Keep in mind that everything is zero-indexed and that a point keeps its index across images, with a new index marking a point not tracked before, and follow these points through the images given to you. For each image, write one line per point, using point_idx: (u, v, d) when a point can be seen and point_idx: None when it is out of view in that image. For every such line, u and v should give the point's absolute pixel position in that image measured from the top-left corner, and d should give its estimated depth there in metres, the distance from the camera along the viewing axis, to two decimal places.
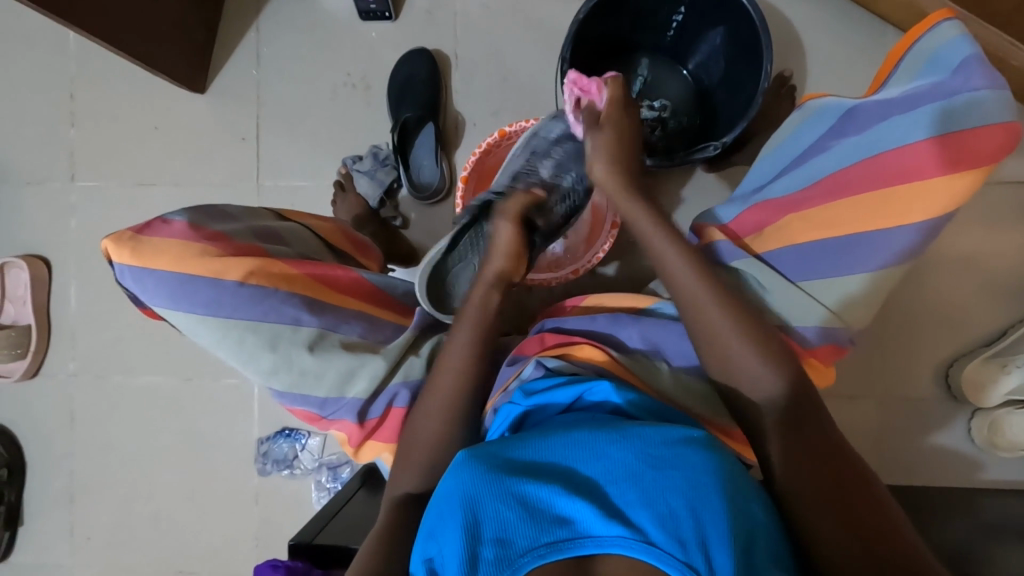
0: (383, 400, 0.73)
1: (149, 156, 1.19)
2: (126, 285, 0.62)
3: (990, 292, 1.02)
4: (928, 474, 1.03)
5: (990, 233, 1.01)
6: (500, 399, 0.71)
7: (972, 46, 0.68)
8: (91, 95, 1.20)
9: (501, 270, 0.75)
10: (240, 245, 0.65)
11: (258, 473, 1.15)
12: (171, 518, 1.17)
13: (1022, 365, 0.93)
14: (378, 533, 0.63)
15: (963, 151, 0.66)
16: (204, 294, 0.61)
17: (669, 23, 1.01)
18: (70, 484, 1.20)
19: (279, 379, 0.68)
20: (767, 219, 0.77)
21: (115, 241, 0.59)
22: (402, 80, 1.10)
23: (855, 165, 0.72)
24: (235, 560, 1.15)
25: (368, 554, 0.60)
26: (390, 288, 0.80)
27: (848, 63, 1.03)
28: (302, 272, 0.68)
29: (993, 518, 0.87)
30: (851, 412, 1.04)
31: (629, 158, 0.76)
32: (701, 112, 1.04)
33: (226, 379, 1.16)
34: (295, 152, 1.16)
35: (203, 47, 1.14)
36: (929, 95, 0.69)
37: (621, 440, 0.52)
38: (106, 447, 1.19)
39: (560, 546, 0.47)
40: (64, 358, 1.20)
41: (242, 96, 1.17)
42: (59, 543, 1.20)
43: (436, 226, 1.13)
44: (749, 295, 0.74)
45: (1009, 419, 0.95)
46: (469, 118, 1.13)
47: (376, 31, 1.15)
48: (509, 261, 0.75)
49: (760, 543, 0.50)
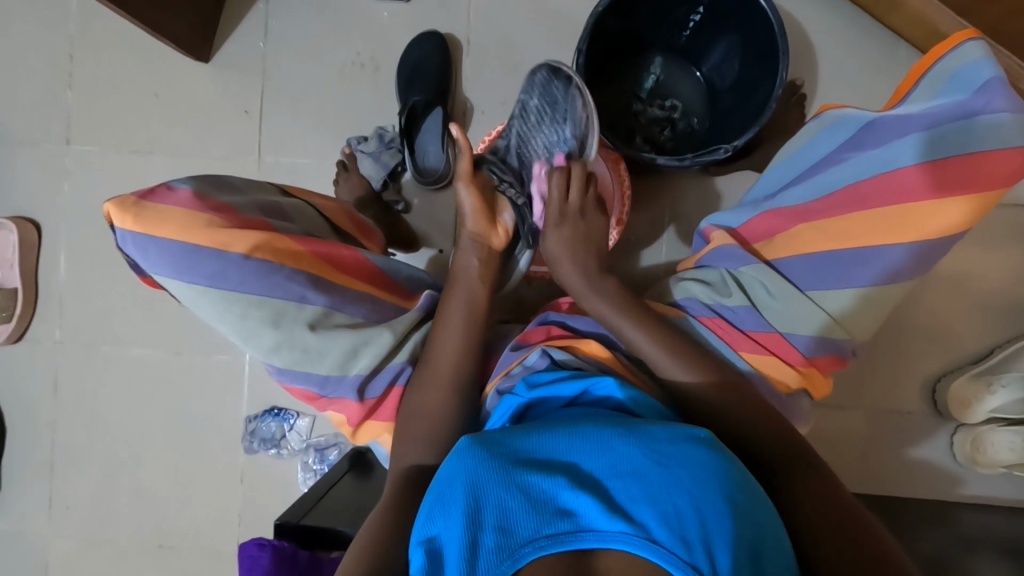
0: (385, 376, 0.73)
1: (149, 124, 1.16)
2: (128, 250, 0.60)
3: (984, 312, 1.03)
4: (909, 486, 1.05)
5: (989, 254, 1.02)
6: (503, 382, 0.71)
7: (993, 69, 0.68)
8: (89, 56, 1.17)
9: (476, 233, 0.77)
10: (246, 218, 0.63)
11: (244, 451, 1.13)
12: (154, 491, 1.16)
13: (1007, 384, 0.93)
14: (373, 524, 0.61)
15: (975, 173, 0.67)
16: (208, 265, 0.59)
17: (686, 23, 1.01)
18: (52, 451, 1.18)
19: (279, 356, 0.67)
20: (779, 226, 0.78)
21: (118, 204, 0.57)
22: (412, 62, 1.08)
23: (873, 178, 0.72)
24: (217, 536, 1.14)
25: (365, 543, 0.59)
26: (394, 271, 0.79)
27: (862, 75, 1.03)
28: (307, 250, 0.66)
29: (970, 535, 0.89)
30: (839, 422, 1.06)
31: (585, 255, 0.77)
32: (710, 115, 1.04)
33: (216, 355, 1.15)
34: (299, 130, 1.14)
35: (210, 16, 1.12)
36: (952, 112, 0.69)
37: (628, 436, 0.52)
38: (90, 417, 1.17)
39: (562, 538, 0.46)
40: (50, 325, 1.18)
41: (247, 70, 1.15)
42: (38, 510, 1.18)
43: (439, 212, 1.11)
44: (756, 301, 0.76)
45: (991, 436, 0.96)
46: (477, 106, 1.11)
47: (387, 11, 1.13)
48: (481, 221, 0.77)
49: (766, 548, 0.49)
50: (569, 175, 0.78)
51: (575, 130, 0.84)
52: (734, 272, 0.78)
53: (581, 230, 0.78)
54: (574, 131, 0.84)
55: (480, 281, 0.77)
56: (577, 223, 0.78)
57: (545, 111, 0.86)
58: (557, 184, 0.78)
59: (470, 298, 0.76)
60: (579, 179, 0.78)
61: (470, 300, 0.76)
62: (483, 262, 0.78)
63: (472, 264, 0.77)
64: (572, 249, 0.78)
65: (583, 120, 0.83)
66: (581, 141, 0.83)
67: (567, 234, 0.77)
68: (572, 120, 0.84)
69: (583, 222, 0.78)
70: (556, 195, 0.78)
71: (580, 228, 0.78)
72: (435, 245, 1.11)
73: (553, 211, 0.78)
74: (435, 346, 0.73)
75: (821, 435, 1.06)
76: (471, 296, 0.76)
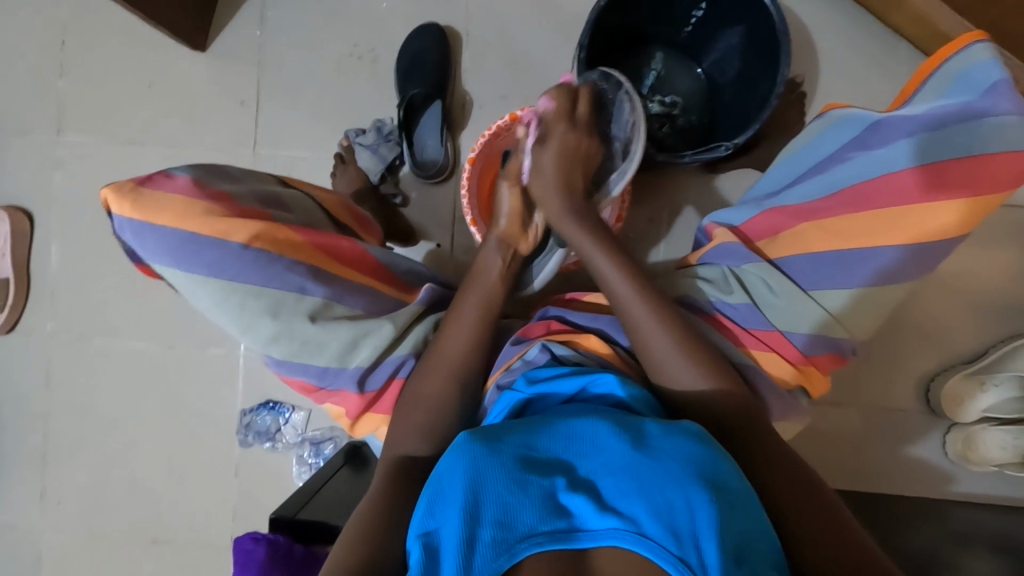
0: (386, 369, 0.72)
1: (144, 114, 1.15)
2: (124, 238, 0.59)
3: (979, 312, 1.04)
4: (903, 484, 1.05)
5: (984, 254, 1.03)
6: (503, 377, 0.71)
7: (1002, 70, 0.68)
8: (83, 43, 1.16)
9: (505, 233, 0.81)
10: (245, 208, 0.63)
11: (239, 445, 1.13)
12: (147, 483, 1.15)
13: (1000, 383, 0.94)
14: (362, 517, 0.60)
15: (980, 175, 0.67)
16: (206, 254, 0.59)
17: (687, 19, 1.00)
18: (43, 443, 1.17)
19: (277, 347, 0.67)
20: (782, 223, 0.77)
21: (115, 191, 0.57)
22: (411, 55, 1.08)
23: (878, 177, 0.72)
24: (211, 529, 1.14)
25: (354, 536, 0.58)
26: (393, 264, 0.79)
27: (862, 74, 1.03)
28: (307, 241, 0.66)
29: (962, 532, 0.90)
30: (835, 419, 1.06)
31: (577, 205, 0.77)
32: (710, 112, 1.04)
33: (211, 348, 1.14)
34: (296, 121, 1.13)
35: (206, 4, 1.10)
36: (958, 114, 0.69)
37: (623, 433, 0.52)
38: (83, 408, 1.16)
39: (558, 535, 0.46)
40: (41, 316, 1.16)
41: (244, 60, 1.13)
42: (29, 503, 1.17)
43: (437, 206, 1.11)
44: (757, 299, 0.75)
45: (984, 435, 0.97)
46: (477, 99, 1.10)
47: (387, 2, 1.12)
48: (514, 225, 0.81)
49: (756, 542, 0.50)
50: (561, 122, 0.78)
51: (619, 133, 0.82)
52: (736, 269, 0.78)
53: (569, 177, 0.78)
54: (619, 135, 0.82)
55: (499, 279, 0.78)
56: (569, 170, 0.78)
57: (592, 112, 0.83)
58: (553, 130, 0.78)
59: (486, 300, 0.77)
60: (575, 145, 0.78)
61: (484, 301, 0.76)
62: (507, 263, 0.80)
63: (495, 264, 0.79)
64: (561, 192, 0.77)
65: (628, 125, 0.82)
66: (625, 146, 0.82)
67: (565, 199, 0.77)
68: (618, 124, 0.82)
69: (578, 190, 0.77)
70: (552, 161, 0.77)
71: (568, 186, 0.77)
72: (433, 239, 1.10)
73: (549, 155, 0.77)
74: (443, 343, 0.73)
75: (816, 432, 1.06)
76: (488, 299, 0.77)
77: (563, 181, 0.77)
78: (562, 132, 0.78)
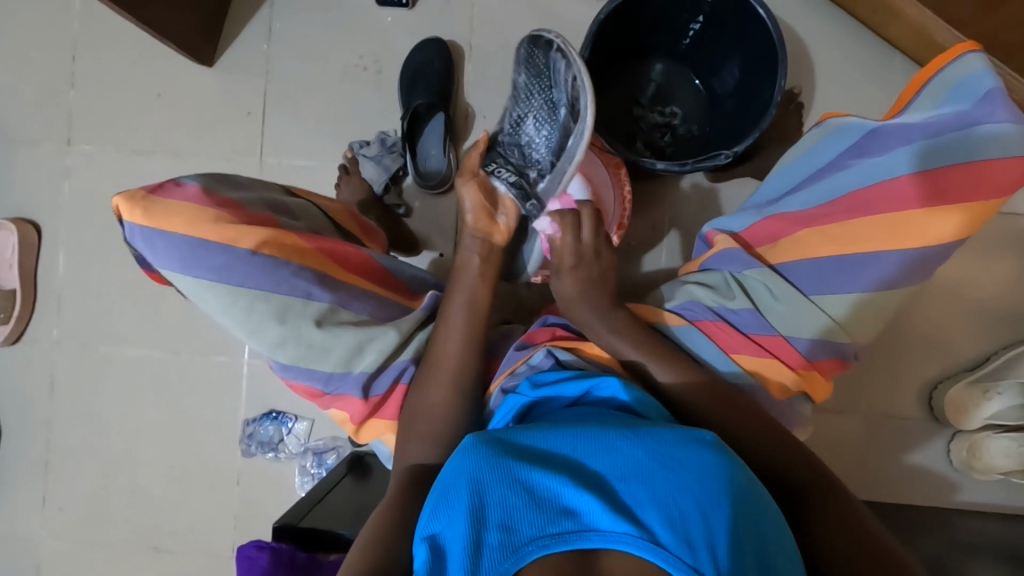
0: (390, 375, 0.73)
1: (152, 126, 1.17)
2: (135, 244, 0.60)
3: (979, 319, 1.04)
4: (906, 492, 1.05)
5: (984, 261, 1.04)
6: (508, 381, 0.72)
7: (994, 80, 0.70)
8: (94, 58, 1.18)
9: (476, 228, 0.78)
10: (252, 215, 0.64)
11: (242, 454, 1.13)
12: (149, 493, 1.15)
13: (1004, 391, 0.94)
14: (370, 530, 0.60)
15: (977, 182, 0.68)
16: (215, 259, 0.60)
17: (686, 31, 1.02)
18: (45, 452, 1.17)
19: (284, 351, 0.67)
20: (782, 230, 0.79)
21: (127, 198, 0.58)
22: (415, 67, 1.09)
23: (874, 185, 0.73)
24: (211, 540, 1.13)
25: (362, 549, 0.58)
26: (398, 270, 0.80)
27: (858, 85, 1.05)
28: (314, 247, 0.67)
29: (968, 541, 0.89)
30: (838, 427, 1.06)
31: (597, 288, 0.75)
32: (710, 122, 1.06)
33: (215, 357, 1.14)
34: (301, 133, 1.15)
35: (215, 19, 1.12)
36: (953, 123, 0.71)
37: (633, 437, 0.52)
38: (85, 418, 1.16)
39: (566, 537, 0.46)
40: (47, 325, 1.17)
41: (252, 72, 1.16)
42: (30, 514, 1.16)
43: (441, 215, 1.12)
44: (758, 303, 0.76)
45: (988, 442, 0.97)
46: (480, 111, 1.12)
47: (391, 16, 1.14)
48: (481, 218, 0.77)
49: (769, 550, 0.49)
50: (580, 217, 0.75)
51: (562, 93, 0.72)
52: (737, 274, 0.78)
53: (591, 276, 0.76)
54: (562, 94, 0.72)
55: (482, 281, 0.77)
56: (589, 268, 0.76)
57: (533, 86, 0.75)
58: (568, 232, 0.75)
59: (468, 301, 0.75)
60: (591, 220, 0.75)
61: (468, 305, 0.75)
62: (484, 257, 0.78)
63: (472, 260, 0.78)
64: (585, 286, 0.75)
65: (569, 83, 0.71)
66: (570, 103, 0.71)
67: (576, 273, 0.75)
68: (558, 85, 0.73)
69: (598, 263, 0.76)
70: (569, 239, 0.75)
71: (589, 270, 0.75)
72: (437, 247, 1.11)
73: (568, 256, 0.75)
74: (438, 346, 0.73)
75: (819, 440, 1.06)
76: (470, 300, 0.75)
77: (585, 275, 0.75)
78: (581, 226, 0.75)
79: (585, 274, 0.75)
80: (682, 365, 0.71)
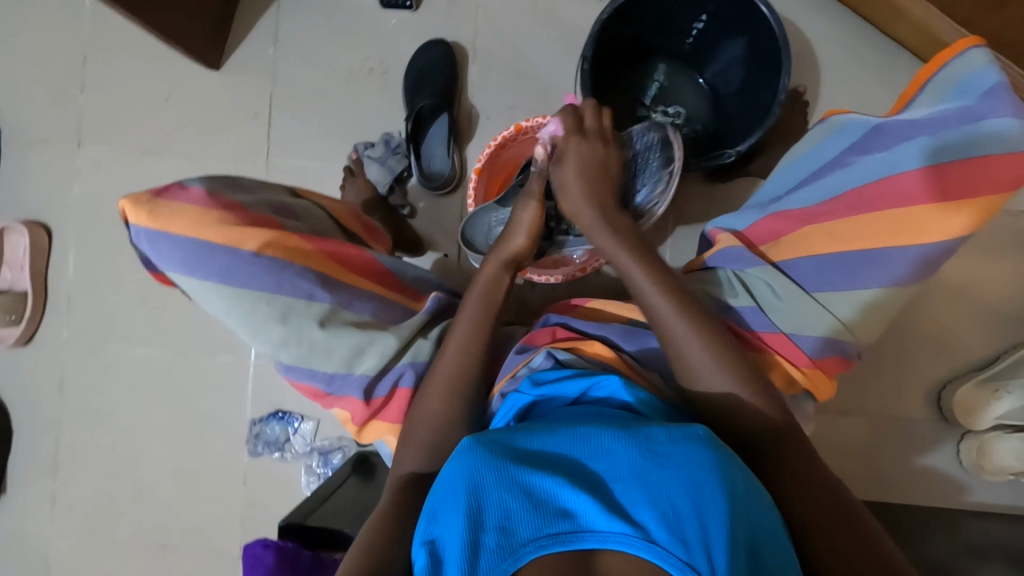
0: (391, 377, 0.73)
1: (160, 129, 1.18)
2: (141, 247, 0.61)
3: (988, 319, 1.03)
4: (914, 493, 1.04)
5: (994, 260, 1.02)
6: (508, 384, 0.72)
7: (999, 75, 0.69)
8: (103, 63, 1.20)
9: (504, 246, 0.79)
10: (256, 217, 0.64)
11: (248, 454, 1.14)
12: (157, 492, 1.16)
13: (1013, 390, 0.93)
14: (371, 532, 0.60)
15: (979, 178, 0.68)
16: (218, 261, 0.60)
17: (689, 30, 1.02)
18: (56, 452, 1.19)
19: (287, 352, 0.68)
20: (786, 228, 0.78)
21: (133, 202, 0.58)
22: (419, 68, 1.10)
23: (875, 183, 0.73)
24: (218, 538, 1.14)
25: (362, 551, 0.59)
26: (400, 272, 0.80)
27: (864, 83, 1.04)
28: (316, 249, 0.68)
29: (976, 543, 0.88)
30: (844, 427, 1.05)
31: (601, 187, 0.79)
32: (714, 121, 1.05)
33: (222, 357, 1.15)
34: (307, 135, 1.16)
35: (221, 23, 1.14)
36: (956, 119, 0.70)
37: (628, 436, 0.52)
38: (95, 417, 1.18)
39: (563, 538, 0.46)
40: (58, 326, 1.19)
41: (258, 75, 1.17)
42: (42, 512, 1.18)
43: (445, 215, 1.12)
44: (762, 302, 0.76)
45: (997, 443, 0.96)
46: (484, 112, 1.13)
47: (395, 19, 1.15)
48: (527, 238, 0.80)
49: (766, 547, 0.50)
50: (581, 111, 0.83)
51: (649, 181, 0.87)
52: (739, 274, 0.78)
53: (595, 158, 0.80)
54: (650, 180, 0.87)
55: (493, 287, 0.76)
56: (594, 148, 0.80)
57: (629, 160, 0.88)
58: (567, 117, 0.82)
59: (482, 306, 0.75)
60: (593, 110, 0.83)
61: (480, 308, 0.74)
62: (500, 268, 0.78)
63: (487, 270, 0.78)
64: (587, 171, 0.79)
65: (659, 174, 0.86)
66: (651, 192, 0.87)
67: (580, 157, 0.79)
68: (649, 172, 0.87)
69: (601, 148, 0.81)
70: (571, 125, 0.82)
71: (586, 155, 0.79)
72: (441, 248, 1.12)
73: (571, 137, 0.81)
74: (445, 352, 0.73)
75: (825, 440, 1.06)
76: (485, 305, 0.75)
77: (588, 158, 0.79)
78: (582, 119, 0.83)
79: (588, 159, 0.79)
80: (721, 347, 0.67)
